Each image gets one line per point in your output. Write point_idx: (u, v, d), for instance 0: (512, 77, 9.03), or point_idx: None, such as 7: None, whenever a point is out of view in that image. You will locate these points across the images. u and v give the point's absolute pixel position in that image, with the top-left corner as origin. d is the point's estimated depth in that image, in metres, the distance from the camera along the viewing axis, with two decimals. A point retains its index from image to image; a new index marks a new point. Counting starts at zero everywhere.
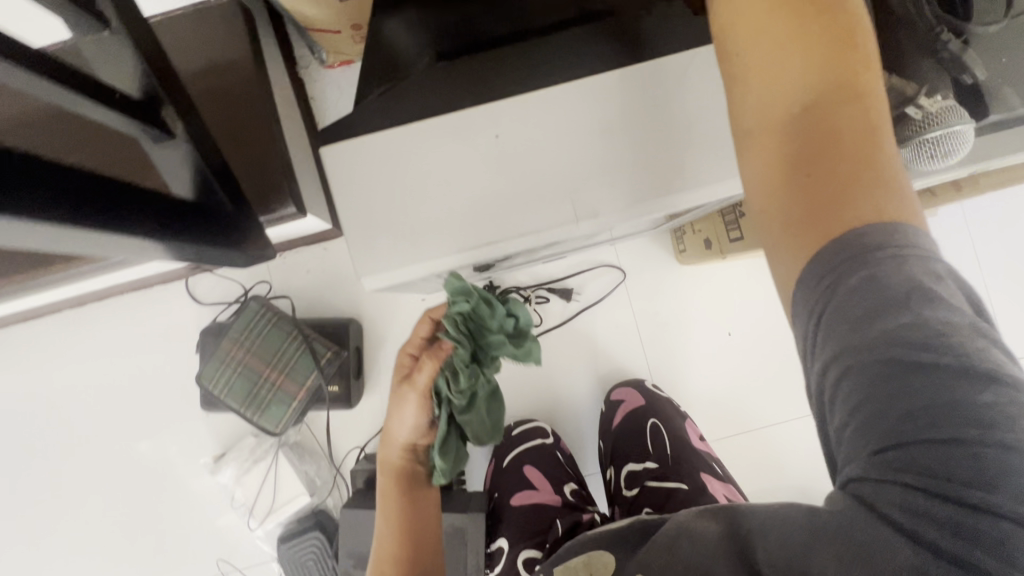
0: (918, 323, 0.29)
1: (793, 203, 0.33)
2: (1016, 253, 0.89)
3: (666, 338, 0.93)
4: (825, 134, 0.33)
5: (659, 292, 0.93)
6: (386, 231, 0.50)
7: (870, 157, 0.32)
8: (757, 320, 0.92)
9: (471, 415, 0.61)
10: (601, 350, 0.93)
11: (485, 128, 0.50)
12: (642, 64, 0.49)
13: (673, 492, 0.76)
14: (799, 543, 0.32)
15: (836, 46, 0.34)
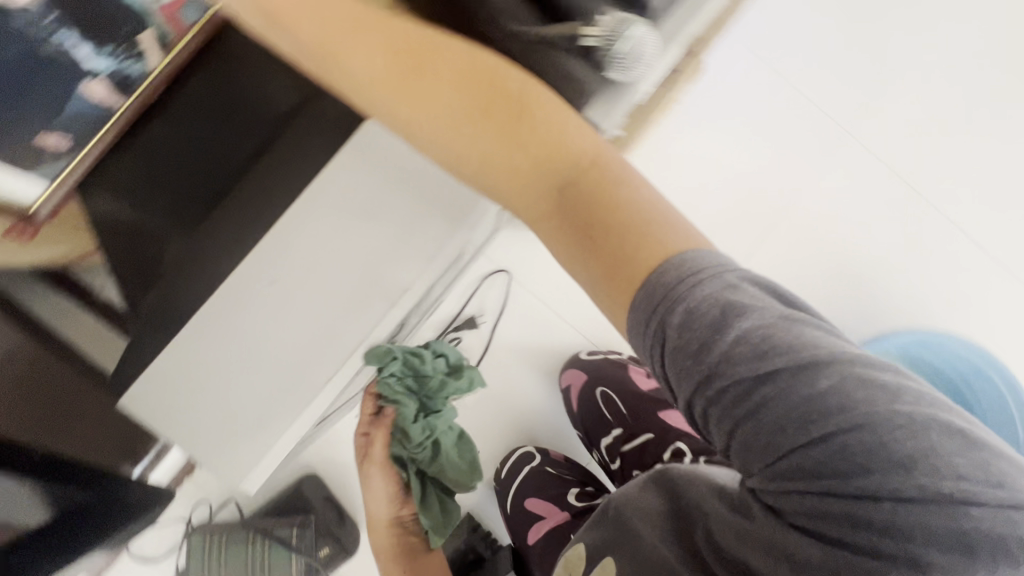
0: (743, 341, 0.34)
1: (583, 252, 0.41)
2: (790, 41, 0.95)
3: (578, 300, 0.94)
4: (579, 199, 0.42)
5: (547, 266, 0.93)
6: (251, 394, 0.57)
7: (614, 206, 0.41)
8: None
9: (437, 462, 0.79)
10: (534, 348, 0.94)
11: (273, 268, 0.59)
12: (360, 141, 0.60)
13: (644, 446, 0.84)
14: (732, 526, 0.41)
15: (490, 102, 0.44)
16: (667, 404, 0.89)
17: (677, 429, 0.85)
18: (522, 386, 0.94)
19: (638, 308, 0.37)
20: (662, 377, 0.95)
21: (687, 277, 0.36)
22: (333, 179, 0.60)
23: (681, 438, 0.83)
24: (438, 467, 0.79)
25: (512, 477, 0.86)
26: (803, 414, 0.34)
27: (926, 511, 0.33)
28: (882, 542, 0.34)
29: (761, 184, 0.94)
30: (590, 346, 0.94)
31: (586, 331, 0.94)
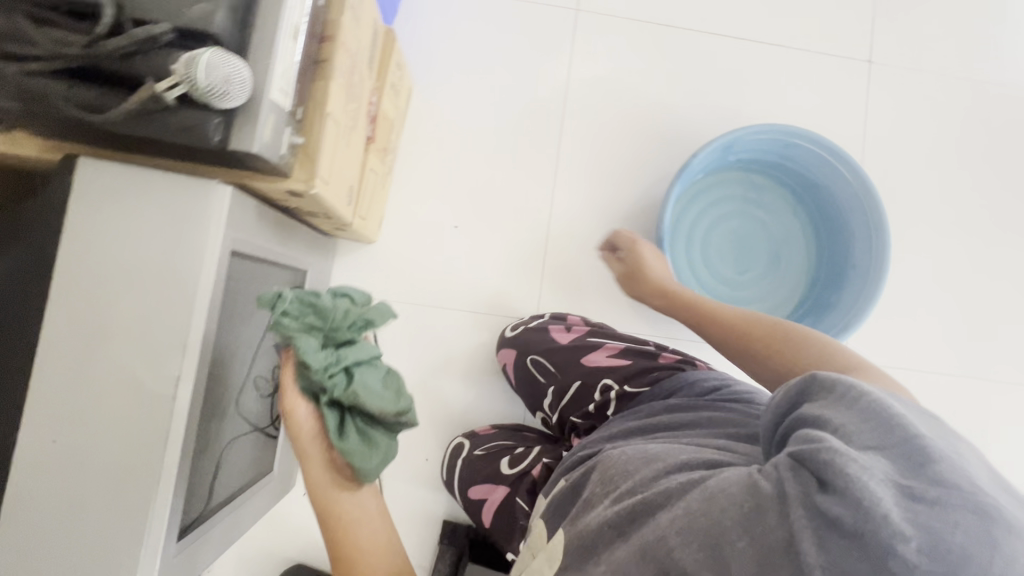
0: (943, 480, 0.39)
1: (753, 344, 0.70)
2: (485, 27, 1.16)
3: (433, 298, 1.10)
4: (768, 336, 0.69)
5: (390, 279, 1.09)
6: (37, 534, 0.56)
7: (774, 336, 0.68)
8: (459, 226, 1.12)
9: (353, 384, 0.61)
10: (417, 352, 1.10)
11: (53, 382, 0.57)
12: (91, 203, 0.58)
13: (580, 391, 0.94)
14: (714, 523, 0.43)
15: (766, 339, 0.69)
16: (589, 350, 0.98)
17: (597, 370, 0.93)
18: (423, 378, 1.10)
19: (869, 414, 0.44)
20: (582, 328, 1.04)
21: (829, 384, 0.48)
22: (78, 230, 0.58)
23: (610, 373, 0.92)
24: (353, 395, 0.60)
25: (452, 469, 1.00)
26: (885, 439, 0.42)
27: (737, 528, 0.42)
28: (772, 511, 0.42)
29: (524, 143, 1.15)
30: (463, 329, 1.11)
31: (456, 310, 1.11)
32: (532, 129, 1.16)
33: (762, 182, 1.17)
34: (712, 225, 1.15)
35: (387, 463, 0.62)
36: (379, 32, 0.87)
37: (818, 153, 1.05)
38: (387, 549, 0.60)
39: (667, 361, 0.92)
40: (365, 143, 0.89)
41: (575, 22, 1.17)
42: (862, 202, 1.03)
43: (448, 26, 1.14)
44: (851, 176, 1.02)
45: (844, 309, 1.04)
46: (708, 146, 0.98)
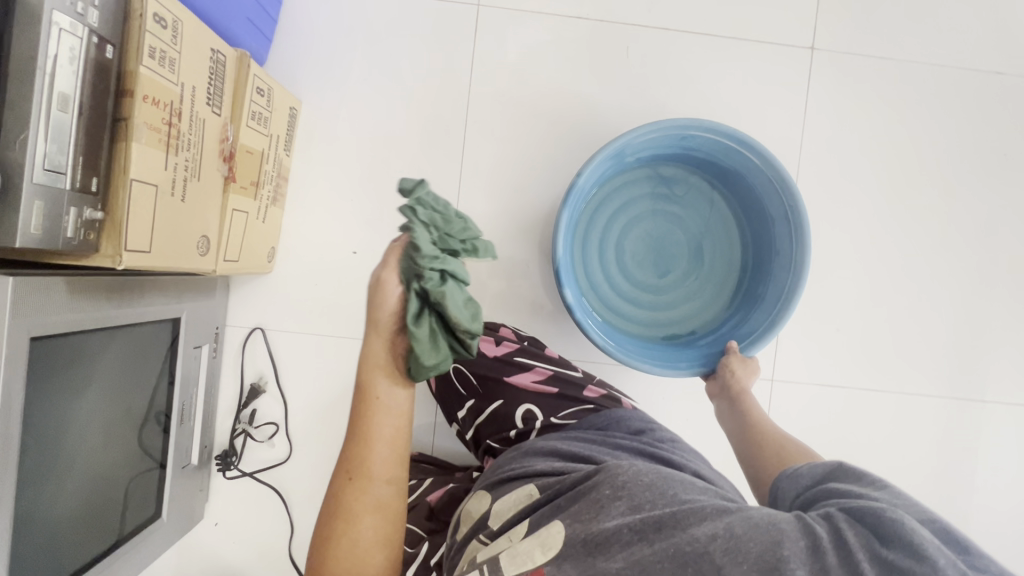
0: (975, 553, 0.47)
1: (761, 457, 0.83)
2: (375, 27, 1.05)
3: (336, 326, 1.07)
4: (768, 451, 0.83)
5: (288, 310, 1.06)
6: None
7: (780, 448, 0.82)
8: (358, 250, 1.07)
9: (445, 289, 0.60)
10: (321, 382, 1.08)
11: None
12: None
13: (500, 413, 0.86)
14: (767, 535, 0.48)
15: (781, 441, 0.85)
16: (515, 368, 0.90)
17: (522, 391, 0.87)
18: (329, 407, 1.08)
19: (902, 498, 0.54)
20: (513, 340, 0.94)
21: (855, 476, 0.61)
22: None
23: (541, 400, 0.86)
24: (441, 295, 0.59)
25: None
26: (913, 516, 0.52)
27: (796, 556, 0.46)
28: (830, 553, 0.46)
29: (426, 156, 1.08)
30: None
31: (356, 336, 1.07)
32: (434, 140, 1.08)
33: (671, 174, 1.11)
34: (624, 230, 1.10)
35: (435, 374, 0.62)
36: (223, 59, 0.79)
37: (719, 140, 0.98)
38: (400, 449, 0.64)
39: (591, 395, 0.87)
40: (223, 182, 0.83)
41: (477, 18, 1.06)
42: (773, 186, 0.98)
43: (337, 28, 1.05)
44: (758, 159, 0.97)
45: (767, 303, 1.02)
46: (594, 159, 0.90)
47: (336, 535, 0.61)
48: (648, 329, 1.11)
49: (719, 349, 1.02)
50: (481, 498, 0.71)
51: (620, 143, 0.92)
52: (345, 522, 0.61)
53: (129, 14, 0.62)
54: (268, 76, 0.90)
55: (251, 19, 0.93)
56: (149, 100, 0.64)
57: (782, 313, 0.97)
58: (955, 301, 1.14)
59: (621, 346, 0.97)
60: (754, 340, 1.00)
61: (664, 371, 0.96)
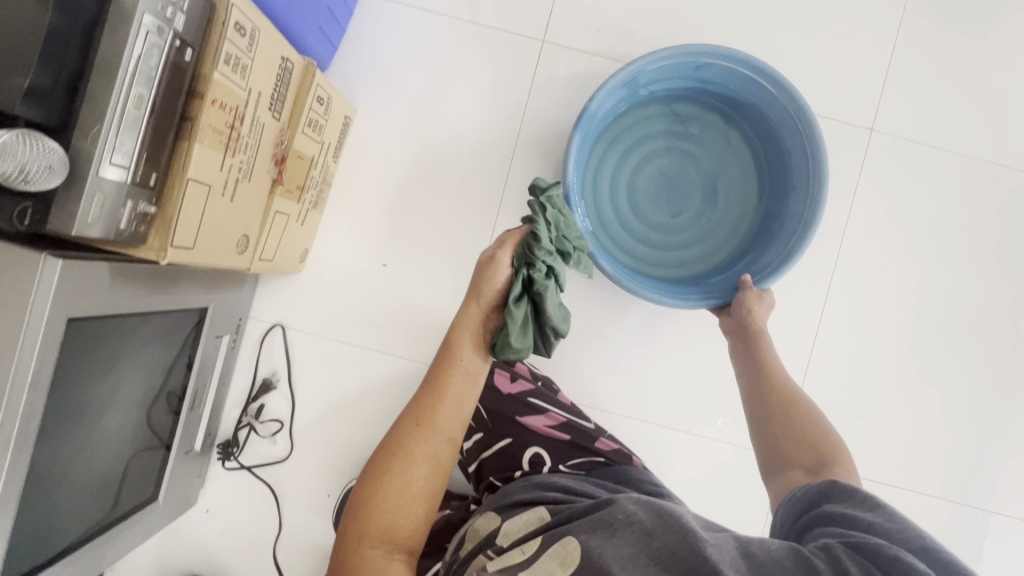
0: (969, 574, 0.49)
1: (765, 411, 0.83)
2: (434, 47, 1.07)
3: (353, 333, 1.08)
4: (775, 411, 0.82)
5: (310, 311, 1.07)
6: None
7: (785, 409, 0.81)
8: (388, 261, 1.08)
9: (548, 284, 0.71)
10: (330, 385, 1.08)
11: None
12: None
13: (506, 452, 0.84)
14: None
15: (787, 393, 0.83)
16: (528, 409, 0.88)
17: (533, 434, 0.85)
18: (334, 411, 1.08)
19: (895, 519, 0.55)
20: (527, 379, 0.93)
21: (849, 495, 0.61)
22: None
23: (551, 444, 0.84)
24: (545, 287, 0.70)
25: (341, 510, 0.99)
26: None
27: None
28: None
29: (467, 179, 1.08)
30: (379, 368, 1.08)
31: (372, 347, 1.08)
32: (478, 165, 1.08)
33: (686, 111, 1.08)
34: (636, 169, 1.08)
35: (515, 355, 0.70)
36: (291, 67, 0.81)
37: (732, 68, 0.96)
38: (465, 410, 0.69)
39: (604, 447, 0.85)
40: (270, 184, 0.84)
41: (539, 54, 1.07)
42: (791, 117, 0.96)
43: (397, 44, 1.07)
44: (771, 84, 0.95)
45: (782, 238, 0.98)
46: (606, 86, 0.89)
47: (390, 470, 0.65)
48: (656, 270, 1.08)
49: (732, 284, 0.99)
50: (489, 518, 0.70)
51: (636, 69, 0.90)
52: (402, 460, 0.65)
53: (212, 20, 0.64)
54: (328, 84, 0.91)
55: (322, 27, 0.96)
56: (216, 103, 0.66)
57: (799, 243, 0.93)
58: (982, 399, 1.11)
59: (630, 274, 0.95)
60: (769, 272, 0.96)
61: (676, 302, 0.94)
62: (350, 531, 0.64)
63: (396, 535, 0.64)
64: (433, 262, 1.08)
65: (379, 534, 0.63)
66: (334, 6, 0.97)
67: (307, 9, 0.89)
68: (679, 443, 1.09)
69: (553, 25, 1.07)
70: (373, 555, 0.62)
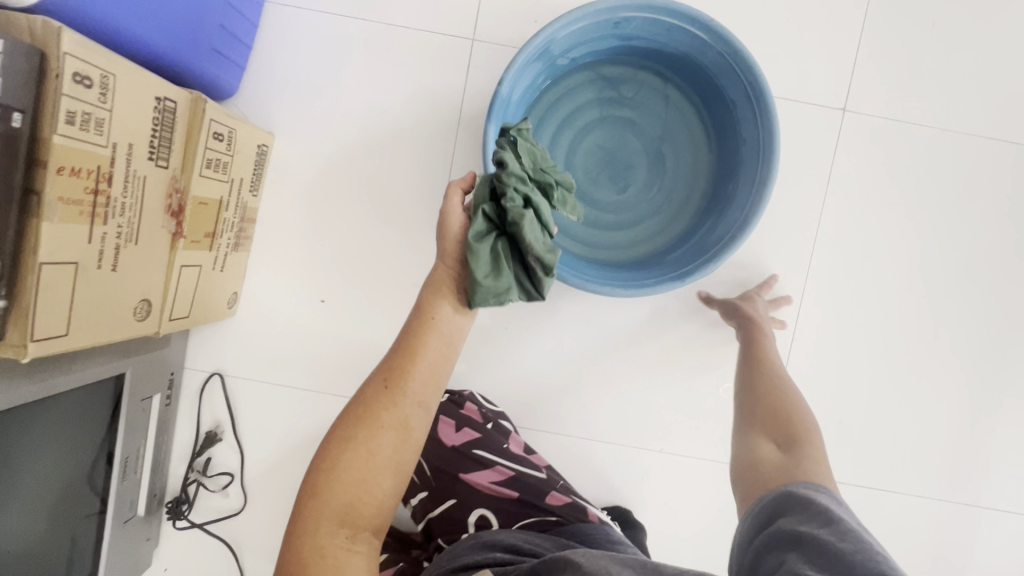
0: None
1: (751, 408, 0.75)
2: (354, 55, 0.96)
3: (297, 375, 1.01)
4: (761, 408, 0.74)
5: (248, 356, 1.00)
6: None
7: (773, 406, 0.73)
8: (326, 297, 1.00)
9: (524, 212, 0.62)
10: (278, 431, 1.02)
11: None
12: None
13: (452, 514, 0.81)
14: None
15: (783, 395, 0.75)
16: (474, 463, 0.84)
17: (479, 494, 0.81)
18: (285, 459, 1.02)
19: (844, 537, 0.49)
20: (474, 425, 0.88)
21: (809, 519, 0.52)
22: None
23: (498, 503, 0.80)
24: (519, 214, 0.61)
25: None
26: None
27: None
28: None
29: (404, 199, 0.99)
30: (328, 410, 1.01)
31: (319, 389, 1.01)
32: (415, 185, 0.99)
33: (615, 76, 0.92)
34: (571, 148, 0.94)
35: (495, 299, 0.60)
36: (174, 106, 0.71)
37: (654, 18, 0.81)
38: (440, 376, 0.60)
39: (556, 502, 0.81)
40: (169, 238, 0.76)
41: (471, 54, 0.96)
42: (726, 62, 0.82)
43: (312, 56, 0.96)
44: (702, 31, 0.81)
45: (737, 201, 0.86)
46: (514, 64, 0.78)
47: (351, 439, 0.56)
48: (610, 255, 0.94)
49: (691, 259, 0.87)
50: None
51: (543, 40, 0.79)
52: (366, 427, 0.56)
53: (46, 74, 0.54)
54: (228, 116, 0.81)
55: (216, 48, 0.85)
56: (67, 171, 0.57)
57: (756, 206, 0.81)
58: (974, 393, 1.04)
59: (576, 267, 0.86)
60: (728, 240, 0.84)
61: (628, 291, 0.83)
62: (305, 506, 0.55)
63: (357, 513, 0.55)
64: (375, 293, 1.00)
65: (338, 511, 0.54)
66: (229, 21, 0.86)
67: (189, 30, 0.78)
68: (652, 464, 1.03)
69: (483, 21, 0.96)
70: (331, 535, 0.54)
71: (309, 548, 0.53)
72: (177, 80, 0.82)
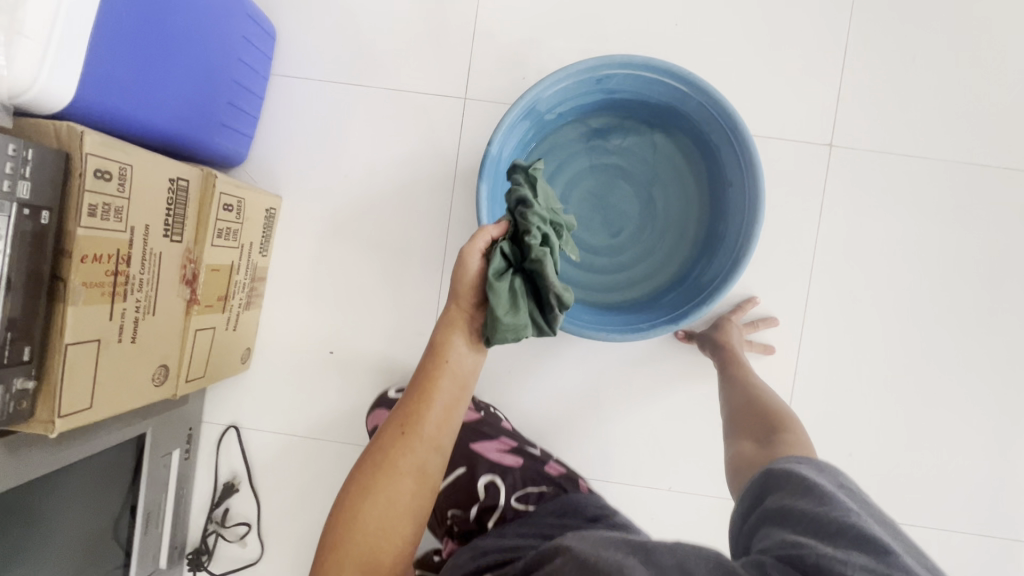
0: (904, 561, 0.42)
1: (739, 424, 0.78)
2: (353, 119, 1.02)
3: (308, 424, 1.04)
4: (753, 420, 0.77)
5: (261, 407, 1.04)
6: None
7: (762, 416, 0.76)
8: (334, 348, 1.04)
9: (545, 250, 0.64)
10: (292, 480, 1.04)
11: None
12: None
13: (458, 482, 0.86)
14: None
15: (766, 407, 0.78)
16: (478, 434, 0.92)
17: (484, 461, 0.88)
18: (299, 507, 1.05)
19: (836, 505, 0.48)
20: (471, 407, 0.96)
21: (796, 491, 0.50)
22: None
23: (501, 471, 0.87)
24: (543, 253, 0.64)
25: None
26: None
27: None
28: None
29: (405, 251, 1.03)
30: (338, 458, 1.04)
31: (329, 437, 1.04)
32: (415, 237, 1.03)
33: (602, 126, 0.96)
34: (563, 196, 0.97)
35: (514, 335, 0.62)
36: (187, 184, 0.77)
37: (635, 74, 0.85)
38: (452, 418, 0.63)
39: (553, 471, 0.89)
40: (185, 305, 0.81)
41: (463, 112, 1.01)
42: (707, 110, 0.85)
43: (315, 123, 1.03)
44: (682, 84, 0.84)
45: (728, 241, 0.88)
46: (502, 124, 0.82)
47: (370, 487, 0.58)
48: (607, 297, 0.97)
49: (684, 301, 0.89)
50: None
51: (529, 100, 0.83)
52: (384, 475, 0.58)
53: (70, 172, 0.60)
54: (238, 186, 0.87)
55: (226, 122, 0.91)
56: (89, 258, 0.62)
57: (745, 247, 0.83)
58: (988, 420, 1.02)
59: (572, 313, 0.89)
60: (720, 281, 0.85)
61: (625, 335, 0.85)
62: (327, 560, 0.56)
63: (380, 561, 0.56)
64: (381, 342, 1.04)
65: (360, 561, 0.55)
66: (236, 96, 0.92)
67: (200, 109, 0.84)
68: (662, 502, 1.03)
69: (474, 81, 1.01)
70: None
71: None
72: (189, 155, 0.88)
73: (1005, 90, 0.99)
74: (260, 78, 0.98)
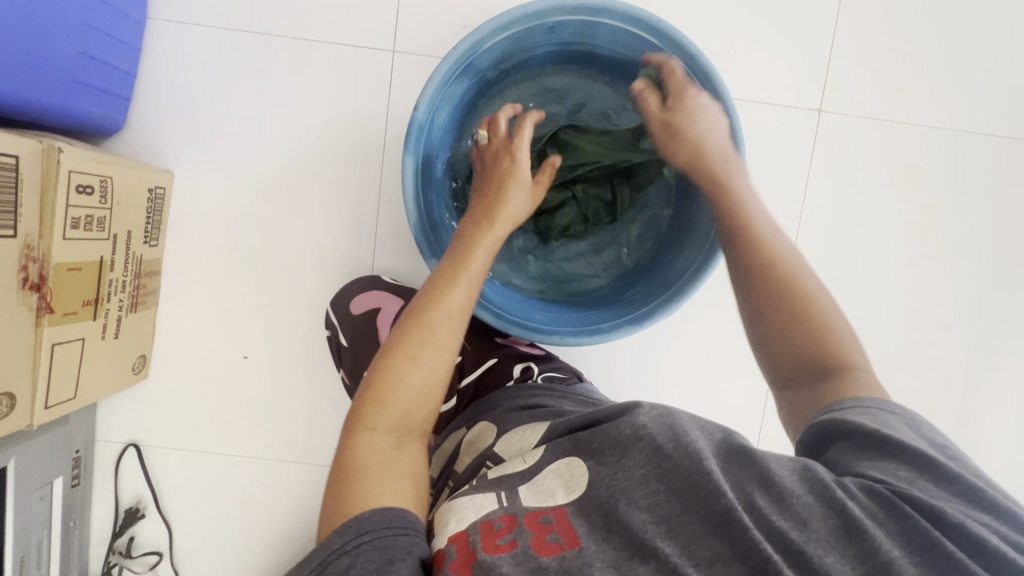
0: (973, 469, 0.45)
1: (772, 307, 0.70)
2: (253, 77, 0.84)
3: (221, 438, 0.90)
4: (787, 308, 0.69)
5: (165, 419, 0.89)
6: None
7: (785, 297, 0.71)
8: (248, 351, 0.89)
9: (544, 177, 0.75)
10: (205, 500, 0.91)
11: None
12: None
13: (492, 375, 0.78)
14: (790, 501, 0.43)
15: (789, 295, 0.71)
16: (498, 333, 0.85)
17: (514, 350, 0.81)
18: (215, 529, 0.92)
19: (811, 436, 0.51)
20: None
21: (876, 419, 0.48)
22: None
23: (533, 358, 0.81)
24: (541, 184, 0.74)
25: None
26: None
27: (818, 545, 0.41)
28: (854, 524, 0.41)
29: (327, 233, 0.87)
30: (259, 472, 0.91)
31: (248, 450, 0.91)
32: (339, 219, 0.87)
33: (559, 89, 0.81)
34: None
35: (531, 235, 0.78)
36: (15, 161, 0.60)
37: (592, 22, 0.69)
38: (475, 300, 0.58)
39: (571, 367, 0.84)
40: (33, 315, 0.65)
41: (392, 68, 0.84)
42: None
43: (208, 81, 0.84)
44: (651, 33, 0.69)
45: (700, 224, 0.75)
46: (428, 87, 0.66)
47: (407, 348, 0.52)
48: (569, 287, 0.84)
49: (656, 290, 0.76)
50: (484, 429, 0.64)
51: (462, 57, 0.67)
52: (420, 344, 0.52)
53: None
54: (97, 157, 0.68)
55: (83, 80, 0.72)
56: None
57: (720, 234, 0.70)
58: (970, 407, 0.94)
59: (524, 312, 0.76)
60: (690, 277, 0.72)
61: (581, 338, 0.72)
62: (361, 406, 0.50)
63: (414, 418, 0.51)
64: (303, 341, 0.89)
65: (394, 416, 0.50)
66: (96, 48, 0.72)
67: (36, 61, 0.64)
68: None
69: (404, 29, 0.83)
70: (383, 437, 0.49)
71: (363, 452, 0.48)
72: (28, 117, 0.69)
73: (1008, 47, 0.87)
74: (131, 24, 0.78)
